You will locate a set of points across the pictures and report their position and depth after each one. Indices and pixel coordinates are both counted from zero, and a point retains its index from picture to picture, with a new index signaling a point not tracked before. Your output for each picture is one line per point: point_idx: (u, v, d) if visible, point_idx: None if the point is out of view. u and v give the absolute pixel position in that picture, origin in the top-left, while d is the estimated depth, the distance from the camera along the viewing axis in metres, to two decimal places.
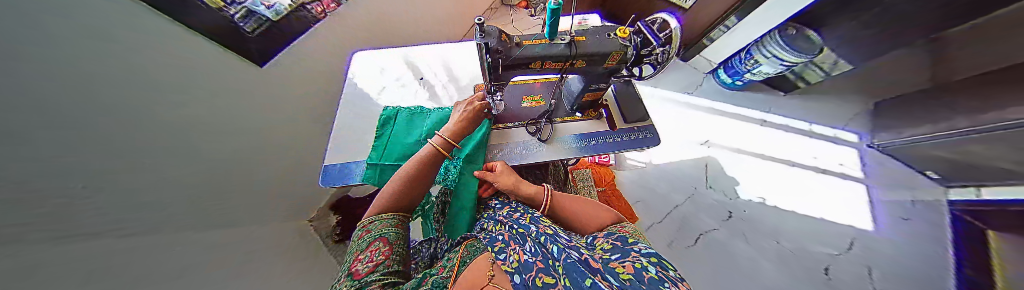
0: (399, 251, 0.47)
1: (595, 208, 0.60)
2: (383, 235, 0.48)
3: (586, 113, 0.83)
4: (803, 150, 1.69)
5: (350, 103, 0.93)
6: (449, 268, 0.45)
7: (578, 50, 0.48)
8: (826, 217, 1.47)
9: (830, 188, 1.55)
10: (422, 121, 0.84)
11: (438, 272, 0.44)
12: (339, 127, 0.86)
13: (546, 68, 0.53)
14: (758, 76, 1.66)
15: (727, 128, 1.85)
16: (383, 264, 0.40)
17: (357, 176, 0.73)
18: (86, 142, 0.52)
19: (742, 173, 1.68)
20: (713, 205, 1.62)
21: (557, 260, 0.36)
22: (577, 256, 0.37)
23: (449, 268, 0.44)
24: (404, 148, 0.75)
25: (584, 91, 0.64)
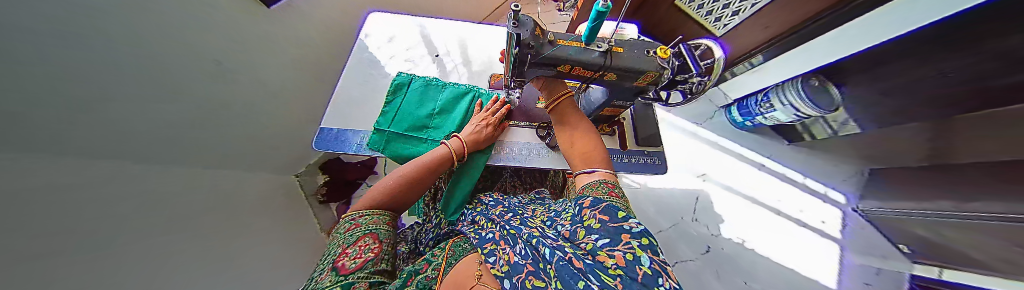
0: (387, 248, 0.42)
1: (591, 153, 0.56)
2: (374, 231, 0.43)
3: (598, 128, 0.81)
4: (791, 201, 1.72)
5: (359, 66, 0.89)
6: (435, 267, 0.44)
7: (613, 62, 0.45)
8: (797, 268, 1.52)
9: (807, 241, 1.60)
10: (435, 95, 0.78)
11: (424, 272, 0.43)
12: (341, 88, 0.81)
13: (573, 74, 0.50)
14: (770, 120, 1.64)
15: (726, 165, 1.86)
16: (373, 261, 0.36)
17: (354, 145, 0.70)
18: None
19: (729, 211, 1.72)
20: (695, 236, 1.65)
21: (547, 263, 0.32)
22: (563, 254, 0.33)
23: (437, 267, 0.44)
24: (414, 120, 0.72)
25: (605, 104, 0.62)
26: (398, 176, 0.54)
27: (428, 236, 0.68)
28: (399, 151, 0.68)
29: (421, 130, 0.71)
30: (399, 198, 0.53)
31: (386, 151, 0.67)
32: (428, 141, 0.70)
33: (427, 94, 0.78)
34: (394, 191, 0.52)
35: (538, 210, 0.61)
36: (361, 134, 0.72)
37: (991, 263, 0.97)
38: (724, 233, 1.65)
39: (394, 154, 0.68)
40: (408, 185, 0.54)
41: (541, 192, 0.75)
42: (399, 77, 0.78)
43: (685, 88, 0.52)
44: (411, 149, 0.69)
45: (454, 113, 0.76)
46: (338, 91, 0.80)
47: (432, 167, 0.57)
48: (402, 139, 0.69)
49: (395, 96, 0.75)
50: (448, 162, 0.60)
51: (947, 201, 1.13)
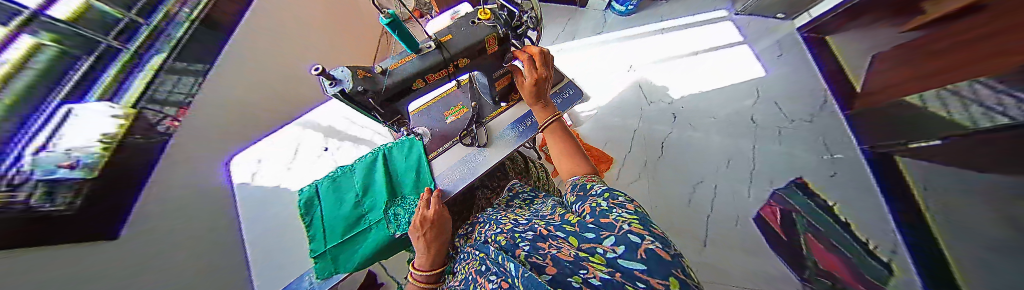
0: None
1: (561, 156, 0.60)
2: None
3: (507, 103, 0.83)
4: (694, 40, 2.00)
5: (259, 215, 0.74)
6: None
7: (450, 52, 0.55)
8: (735, 80, 1.77)
9: (727, 57, 1.87)
10: (350, 179, 0.71)
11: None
12: (254, 251, 0.67)
13: (431, 81, 0.58)
14: None
15: (641, 45, 2.08)
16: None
17: (308, 289, 0.61)
18: None
19: (664, 79, 1.94)
20: (658, 115, 1.84)
21: (512, 259, 0.29)
22: (527, 250, 0.30)
23: None
24: (345, 219, 0.65)
25: (489, 83, 0.70)
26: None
27: None
28: (351, 257, 0.60)
29: (359, 222, 0.64)
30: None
31: (340, 268, 0.59)
32: (373, 225, 0.64)
33: (341, 187, 0.70)
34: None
35: (515, 208, 0.61)
36: (306, 275, 0.62)
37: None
38: (675, 95, 1.86)
39: (349, 265, 0.60)
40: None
41: (515, 185, 0.75)
42: (302, 194, 0.69)
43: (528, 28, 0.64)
44: (361, 247, 0.62)
45: (378, 182, 0.70)
46: (252, 256, 0.66)
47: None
48: (345, 246, 0.61)
49: (309, 214, 0.66)
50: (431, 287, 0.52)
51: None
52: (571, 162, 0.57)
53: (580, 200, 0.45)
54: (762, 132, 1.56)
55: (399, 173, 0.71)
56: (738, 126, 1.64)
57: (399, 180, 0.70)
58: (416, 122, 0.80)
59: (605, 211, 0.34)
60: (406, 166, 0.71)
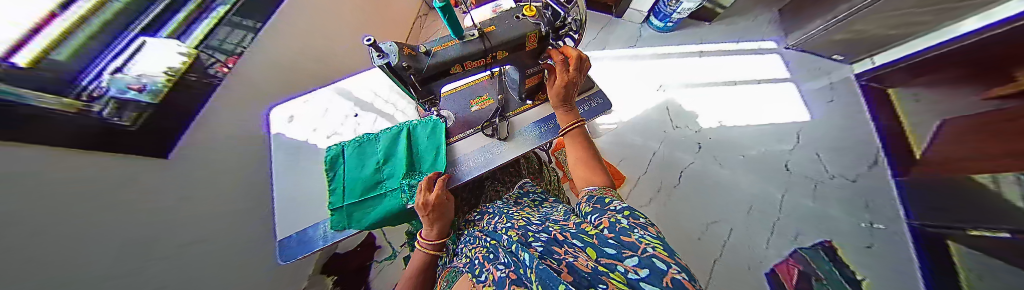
0: None
1: (581, 163, 0.59)
2: None
3: (536, 99, 0.83)
4: (736, 68, 1.88)
5: (289, 163, 0.81)
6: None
7: (491, 42, 0.55)
8: (772, 119, 1.66)
9: (768, 92, 1.75)
10: (373, 147, 0.75)
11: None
12: (281, 193, 0.73)
13: (468, 68, 0.60)
14: (682, 15, 1.83)
15: (678, 65, 1.98)
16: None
17: (321, 237, 0.66)
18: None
19: (697, 104, 1.83)
20: (682, 140, 1.74)
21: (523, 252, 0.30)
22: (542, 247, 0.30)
23: None
24: (364, 181, 0.68)
25: (521, 78, 0.68)
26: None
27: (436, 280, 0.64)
28: (363, 216, 0.64)
29: (376, 187, 0.68)
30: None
31: (351, 224, 0.63)
32: (389, 192, 0.67)
33: (366, 152, 0.74)
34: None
35: (526, 205, 0.61)
36: (321, 225, 0.67)
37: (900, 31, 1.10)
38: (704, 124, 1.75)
39: (361, 223, 0.64)
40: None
41: (526, 184, 0.75)
42: (330, 151, 0.74)
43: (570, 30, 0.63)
44: (375, 209, 0.65)
45: (398, 155, 0.73)
46: (279, 197, 0.73)
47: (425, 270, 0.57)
48: (361, 206, 0.65)
49: (335, 170, 0.71)
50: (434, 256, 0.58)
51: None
52: (588, 167, 0.57)
53: (597, 211, 0.43)
54: (797, 182, 1.47)
55: (421, 149, 0.73)
56: (766, 167, 1.54)
57: (418, 156, 0.72)
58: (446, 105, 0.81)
59: (627, 229, 0.32)
60: (428, 144, 0.74)
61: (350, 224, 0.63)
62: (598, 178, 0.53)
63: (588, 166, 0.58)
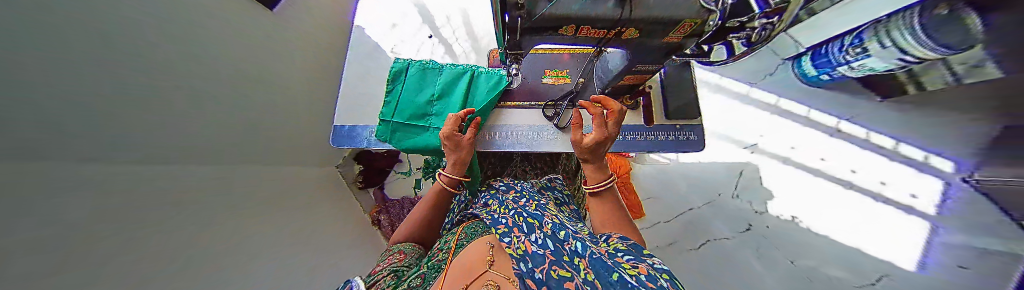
0: (409, 259, 0.47)
1: (598, 212, 0.55)
2: (403, 250, 0.50)
3: (617, 101, 0.71)
4: None
5: (360, 55, 0.82)
6: (445, 252, 0.46)
7: (639, 12, 0.28)
8: None
9: None
10: (435, 77, 0.76)
11: (435, 258, 0.45)
12: (347, 82, 0.78)
13: (581, 36, 0.34)
14: (857, 71, 1.28)
15: (788, 134, 1.61)
16: (393, 265, 0.42)
17: (366, 139, 0.72)
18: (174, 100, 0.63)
19: (781, 185, 1.51)
20: (734, 212, 1.54)
21: None
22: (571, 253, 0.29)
23: (448, 251, 0.46)
24: (415, 108, 0.72)
25: (624, 71, 0.49)
26: (410, 222, 0.58)
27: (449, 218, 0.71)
28: (404, 140, 0.69)
29: (423, 118, 0.72)
30: (427, 230, 0.58)
31: (393, 141, 0.69)
32: (431, 129, 0.71)
33: (425, 79, 0.76)
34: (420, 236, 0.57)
35: (552, 200, 0.59)
36: (369, 128, 0.72)
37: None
38: (773, 209, 1.47)
39: (401, 144, 0.69)
40: (425, 226, 0.58)
41: (555, 179, 0.71)
42: (396, 64, 0.75)
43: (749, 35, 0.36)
44: (416, 138, 0.70)
45: (453, 96, 0.74)
46: (344, 85, 0.77)
47: (438, 203, 0.60)
48: (406, 129, 0.70)
49: (394, 84, 0.73)
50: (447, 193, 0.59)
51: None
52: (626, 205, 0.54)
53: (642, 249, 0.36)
54: None
55: (474, 98, 0.72)
56: None
57: (470, 103, 0.71)
58: (522, 64, 0.73)
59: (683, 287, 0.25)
60: (483, 97, 0.71)
61: (397, 141, 0.69)
62: (624, 229, 0.49)
63: (619, 209, 0.54)
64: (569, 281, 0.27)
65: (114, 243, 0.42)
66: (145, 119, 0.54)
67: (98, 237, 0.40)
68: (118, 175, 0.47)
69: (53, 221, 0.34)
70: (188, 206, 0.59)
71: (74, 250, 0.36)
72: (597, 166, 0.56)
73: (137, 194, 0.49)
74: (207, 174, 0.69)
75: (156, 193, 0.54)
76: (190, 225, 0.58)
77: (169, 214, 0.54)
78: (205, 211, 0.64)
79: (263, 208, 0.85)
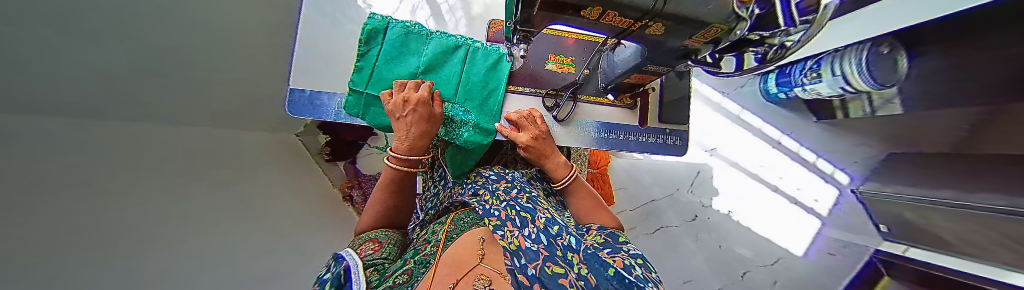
0: (386, 250, 0.44)
1: (587, 209, 0.53)
2: (375, 237, 0.47)
3: (617, 98, 0.70)
4: (794, 180, 1.67)
5: None
6: (432, 246, 0.45)
7: (669, 6, 0.25)
8: (773, 238, 1.63)
9: (795, 216, 1.65)
10: (420, 45, 0.66)
11: (422, 253, 0.44)
12: (305, 31, 0.61)
13: (601, 21, 0.30)
14: (809, 94, 1.37)
15: (741, 142, 1.73)
16: (372, 254, 0.39)
17: (334, 111, 0.61)
18: (106, 36, 0.49)
19: (727, 185, 1.71)
20: (686, 206, 1.71)
21: None
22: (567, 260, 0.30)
23: (438, 244, 0.45)
24: (395, 80, 0.63)
25: (634, 69, 0.47)
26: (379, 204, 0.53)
27: (431, 206, 0.67)
28: (381, 117, 0.61)
29: None
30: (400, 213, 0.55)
31: (367, 117, 0.61)
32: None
33: (409, 46, 0.66)
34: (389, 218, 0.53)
35: (541, 191, 0.60)
36: (338, 98, 0.61)
37: (964, 249, 0.99)
38: (716, 205, 1.69)
39: (376, 121, 0.61)
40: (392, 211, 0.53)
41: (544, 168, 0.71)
42: (370, 21, 0.62)
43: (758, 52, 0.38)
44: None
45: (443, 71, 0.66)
46: (301, 35, 0.61)
47: (395, 190, 0.51)
48: (382, 104, 0.61)
49: (369, 47, 0.61)
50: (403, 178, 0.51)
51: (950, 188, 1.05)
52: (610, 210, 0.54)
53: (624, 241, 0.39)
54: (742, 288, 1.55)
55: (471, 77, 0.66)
56: (730, 270, 1.58)
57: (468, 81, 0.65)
58: (527, 45, 0.67)
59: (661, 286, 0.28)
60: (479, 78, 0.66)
61: (374, 117, 0.61)
62: (608, 220, 0.51)
63: (592, 196, 0.56)
64: (563, 278, 0.27)
65: (64, 211, 0.35)
66: (59, 54, 0.41)
67: (60, 201, 0.35)
68: (31, 127, 0.36)
69: (12, 180, 0.29)
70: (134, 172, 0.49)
71: (38, 214, 0.31)
72: (560, 165, 0.56)
73: (72, 154, 0.40)
74: (144, 134, 0.56)
75: (89, 155, 0.43)
76: (149, 194, 0.50)
77: (115, 181, 0.45)
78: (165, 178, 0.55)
79: (220, 179, 0.73)
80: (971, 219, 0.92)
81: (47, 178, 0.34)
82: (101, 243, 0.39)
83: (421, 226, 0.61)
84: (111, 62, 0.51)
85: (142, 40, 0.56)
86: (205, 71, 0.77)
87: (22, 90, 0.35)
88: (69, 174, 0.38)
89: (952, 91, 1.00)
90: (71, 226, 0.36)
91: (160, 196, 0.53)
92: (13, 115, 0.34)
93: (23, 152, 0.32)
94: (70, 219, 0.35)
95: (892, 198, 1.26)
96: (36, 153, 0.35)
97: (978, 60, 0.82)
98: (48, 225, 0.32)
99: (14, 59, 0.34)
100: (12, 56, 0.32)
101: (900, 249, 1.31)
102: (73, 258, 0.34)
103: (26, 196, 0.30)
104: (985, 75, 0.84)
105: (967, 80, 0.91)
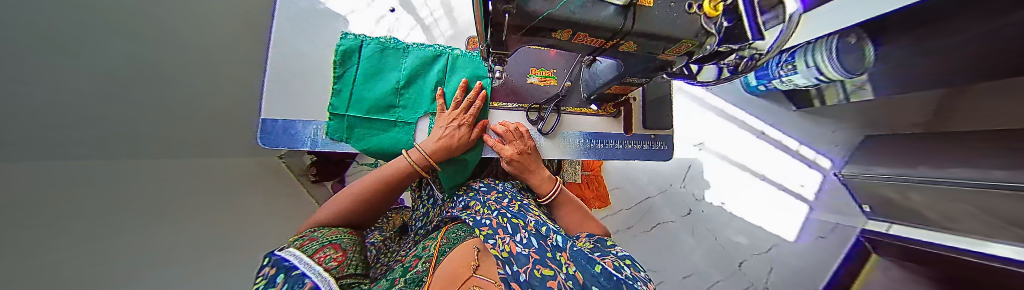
0: (353, 259, 0.33)
1: (574, 221, 0.52)
2: (334, 242, 0.35)
3: (601, 108, 0.71)
4: (780, 168, 1.73)
5: (293, 20, 0.61)
6: (427, 262, 0.39)
7: (635, 27, 0.26)
8: (764, 226, 1.67)
9: (784, 204, 1.69)
10: (397, 60, 0.65)
11: (413, 270, 0.37)
12: (275, 59, 0.59)
13: (575, 42, 0.30)
14: (786, 84, 1.42)
15: (727, 135, 1.77)
16: (338, 268, 0.28)
17: (310, 139, 0.58)
18: (101, 70, 0.49)
19: (717, 178, 1.74)
20: (680, 201, 1.73)
21: None
22: (556, 260, 0.30)
23: (431, 259, 0.39)
24: (375, 99, 0.61)
25: (615, 80, 0.47)
26: (349, 192, 0.46)
27: (422, 223, 0.64)
28: (367, 137, 0.60)
29: (388, 110, 0.63)
30: (367, 205, 0.47)
31: (352, 140, 0.60)
32: (400, 124, 0.63)
33: (385, 62, 0.64)
34: (351, 209, 0.45)
35: (534, 199, 0.59)
36: (314, 125, 0.59)
37: (940, 222, 1.05)
38: (708, 197, 1.72)
39: (363, 144, 0.60)
40: (365, 202, 0.46)
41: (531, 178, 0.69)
42: (344, 41, 0.61)
43: (730, 64, 0.41)
44: (380, 135, 0.62)
45: (423, 84, 0.66)
46: (272, 63, 0.58)
47: (393, 182, 0.49)
48: (367, 125, 0.61)
49: (345, 68, 0.61)
50: (411, 175, 0.51)
51: (922, 167, 1.12)
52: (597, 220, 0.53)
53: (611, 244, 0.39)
54: (740, 278, 1.57)
55: (450, 83, 0.65)
56: (727, 261, 1.61)
57: (451, 88, 0.65)
58: (508, 62, 0.67)
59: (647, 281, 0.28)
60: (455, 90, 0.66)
61: (361, 139, 0.60)
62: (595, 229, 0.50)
63: (578, 206, 0.55)
64: (552, 279, 0.25)
65: (67, 241, 0.35)
66: (63, 88, 0.42)
67: (57, 234, 0.34)
68: (32, 162, 0.36)
69: (19, 213, 0.29)
70: (133, 202, 0.49)
71: (42, 246, 0.31)
72: (545, 178, 0.56)
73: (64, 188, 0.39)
74: (137, 165, 0.56)
75: (83, 187, 0.42)
76: (150, 222, 0.50)
77: (116, 211, 0.45)
78: (161, 205, 0.54)
79: (214, 204, 0.72)
80: (946, 196, 0.97)
81: (45, 211, 0.34)
82: (113, 269, 0.39)
83: (407, 244, 0.57)
84: (106, 92, 0.51)
85: (131, 65, 0.56)
86: (194, 93, 0.75)
87: (27, 125, 0.36)
88: (67, 205, 0.38)
89: (914, 75, 1.07)
90: (78, 253, 0.35)
91: (162, 224, 0.52)
92: (17, 151, 0.34)
93: (24, 187, 0.32)
94: (71, 248, 0.35)
95: (863, 179, 1.34)
96: (35, 186, 0.34)
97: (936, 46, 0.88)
98: (59, 252, 0.32)
99: (20, 95, 0.34)
100: (12, 90, 0.33)
101: (883, 227, 1.36)
102: (94, 281, 0.34)
103: (31, 228, 0.30)
104: (941, 59, 0.91)
105: (924, 65, 0.99)
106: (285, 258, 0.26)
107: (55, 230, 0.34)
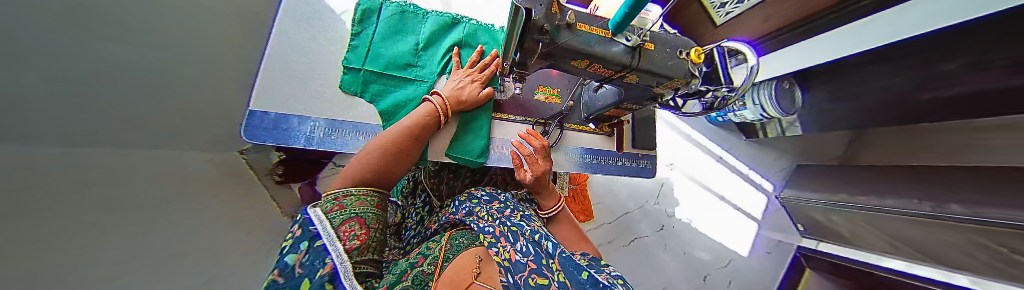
0: (376, 237, 0.31)
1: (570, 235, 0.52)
2: (361, 214, 0.32)
3: (599, 127, 0.77)
4: (736, 190, 1.97)
5: (301, 8, 0.59)
6: (432, 265, 0.38)
7: (641, 65, 0.31)
8: (725, 242, 1.85)
9: (739, 222, 1.91)
10: (418, 24, 0.70)
11: (421, 269, 0.36)
12: (274, 49, 0.55)
13: (590, 70, 0.34)
14: (739, 118, 1.66)
15: (694, 157, 1.99)
16: (359, 250, 0.26)
17: (304, 134, 0.54)
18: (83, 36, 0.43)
19: (686, 196, 1.92)
20: (655, 216, 1.86)
21: None
22: (550, 271, 0.30)
23: (435, 259, 0.39)
24: (393, 57, 0.64)
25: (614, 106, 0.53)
26: (378, 144, 0.43)
27: (413, 232, 0.60)
28: (381, 93, 0.61)
29: (405, 69, 0.65)
30: (395, 159, 0.44)
31: (365, 95, 0.60)
32: (417, 82, 0.65)
33: (406, 24, 0.69)
34: (383, 163, 0.41)
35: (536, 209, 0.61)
36: (312, 122, 0.55)
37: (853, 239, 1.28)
38: (679, 214, 1.88)
39: (380, 105, 0.60)
40: (392, 155, 0.43)
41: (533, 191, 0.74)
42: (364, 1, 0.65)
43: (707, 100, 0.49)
44: (395, 91, 0.63)
45: (440, 49, 0.70)
46: (272, 50, 0.54)
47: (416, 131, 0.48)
48: (383, 80, 0.62)
49: (364, 26, 0.63)
50: (431, 124, 0.52)
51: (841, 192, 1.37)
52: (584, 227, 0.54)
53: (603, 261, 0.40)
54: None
55: (468, 41, 0.72)
56: (695, 274, 1.74)
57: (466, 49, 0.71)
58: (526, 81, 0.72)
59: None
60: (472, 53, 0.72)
61: (375, 93, 0.61)
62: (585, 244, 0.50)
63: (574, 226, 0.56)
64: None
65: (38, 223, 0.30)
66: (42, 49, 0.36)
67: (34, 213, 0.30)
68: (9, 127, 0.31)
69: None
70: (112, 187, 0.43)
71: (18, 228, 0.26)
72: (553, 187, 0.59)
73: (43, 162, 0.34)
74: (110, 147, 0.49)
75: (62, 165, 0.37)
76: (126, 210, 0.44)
77: (93, 196, 0.39)
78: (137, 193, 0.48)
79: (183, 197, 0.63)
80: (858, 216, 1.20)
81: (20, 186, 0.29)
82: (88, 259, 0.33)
83: (395, 248, 0.54)
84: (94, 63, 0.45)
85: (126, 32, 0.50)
86: None
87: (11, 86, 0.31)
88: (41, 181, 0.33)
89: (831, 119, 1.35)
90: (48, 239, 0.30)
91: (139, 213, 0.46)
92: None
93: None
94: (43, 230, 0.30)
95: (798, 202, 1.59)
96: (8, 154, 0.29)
97: (845, 96, 1.14)
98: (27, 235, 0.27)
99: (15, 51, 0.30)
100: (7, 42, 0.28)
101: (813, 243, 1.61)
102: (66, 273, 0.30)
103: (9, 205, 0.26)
104: (848, 106, 1.18)
105: (837, 111, 1.26)
106: (311, 217, 0.27)
107: (33, 214, 0.30)
